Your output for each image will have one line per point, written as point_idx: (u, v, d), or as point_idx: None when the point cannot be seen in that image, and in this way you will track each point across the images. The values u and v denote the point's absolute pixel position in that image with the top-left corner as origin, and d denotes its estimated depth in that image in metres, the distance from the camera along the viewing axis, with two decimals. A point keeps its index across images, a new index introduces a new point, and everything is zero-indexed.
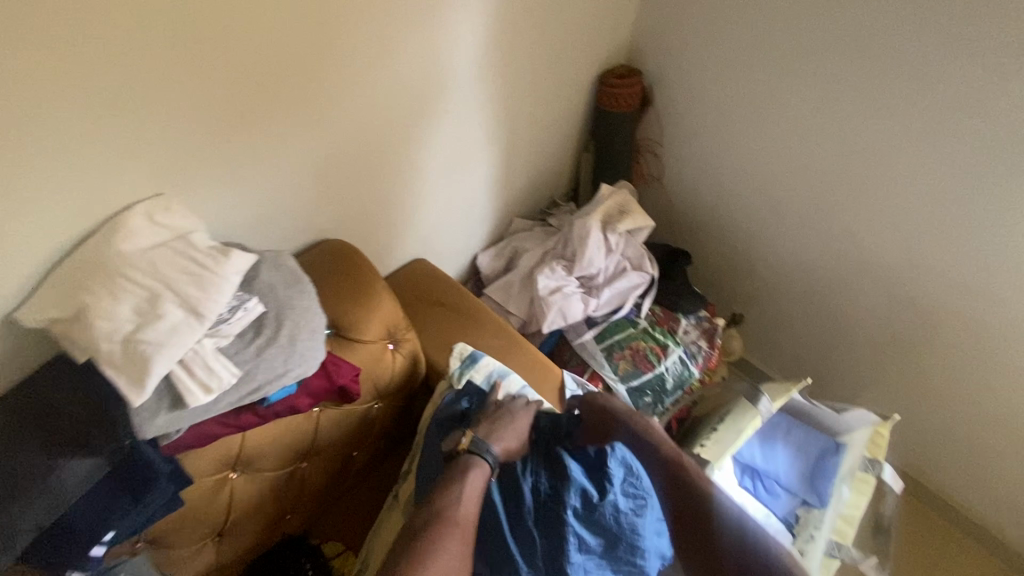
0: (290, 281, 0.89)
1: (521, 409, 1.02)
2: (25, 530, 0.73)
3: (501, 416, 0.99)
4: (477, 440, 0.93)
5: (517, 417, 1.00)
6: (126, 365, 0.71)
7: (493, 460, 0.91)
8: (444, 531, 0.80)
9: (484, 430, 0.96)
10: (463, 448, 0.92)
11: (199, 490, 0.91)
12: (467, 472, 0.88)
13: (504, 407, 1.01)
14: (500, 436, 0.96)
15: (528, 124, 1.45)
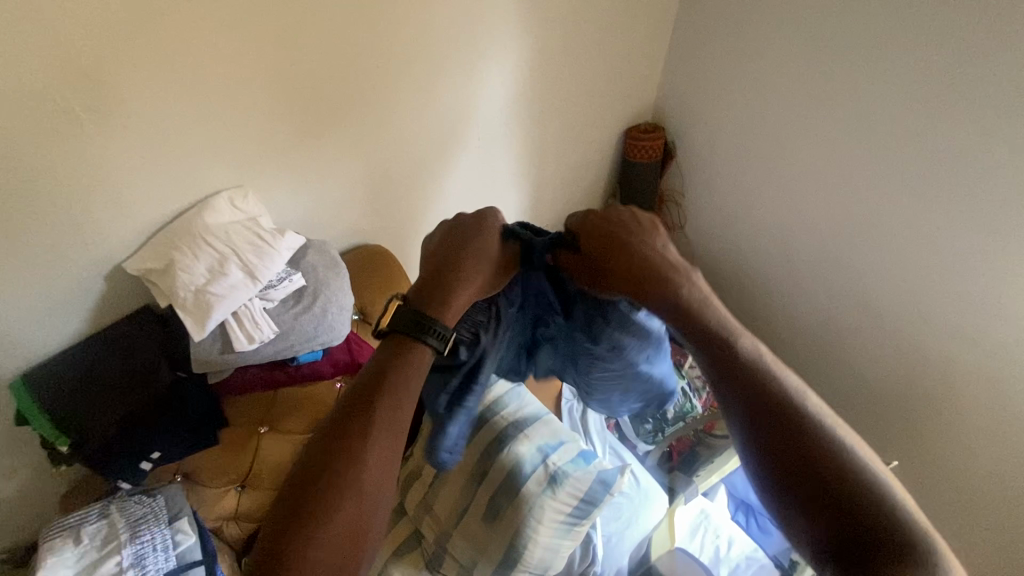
0: (330, 265, 1.07)
1: (483, 247, 0.73)
2: (95, 438, 0.91)
3: (452, 270, 0.71)
4: (413, 319, 0.67)
5: (473, 264, 0.72)
6: (194, 309, 0.90)
7: (442, 335, 0.66)
8: (365, 446, 0.60)
9: (423, 296, 0.69)
10: (397, 328, 0.67)
11: (233, 438, 1.07)
12: (393, 379, 0.64)
13: (453, 259, 0.71)
14: (459, 273, 0.71)
15: (557, 166, 1.64)
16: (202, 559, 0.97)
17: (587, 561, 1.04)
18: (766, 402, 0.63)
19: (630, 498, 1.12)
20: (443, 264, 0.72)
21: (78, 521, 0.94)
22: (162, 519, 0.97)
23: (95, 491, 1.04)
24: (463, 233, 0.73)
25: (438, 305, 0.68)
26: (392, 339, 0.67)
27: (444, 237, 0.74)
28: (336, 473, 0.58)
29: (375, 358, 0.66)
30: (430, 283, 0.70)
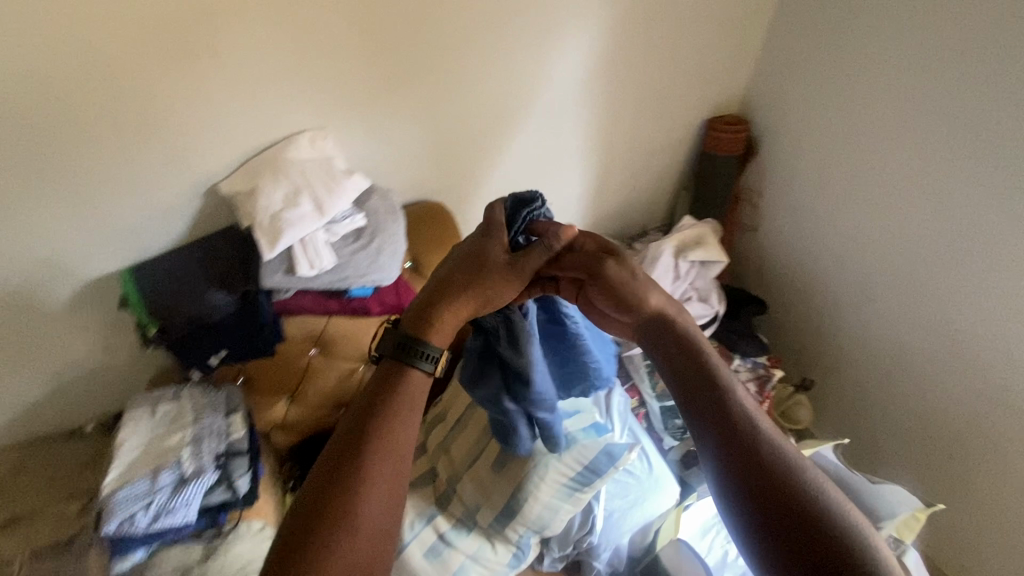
0: (389, 210, 1.16)
1: (485, 271, 0.81)
2: (177, 327, 1.07)
3: (447, 292, 0.79)
4: (403, 346, 0.73)
5: (475, 290, 0.79)
6: (269, 230, 1.02)
7: (433, 358, 0.73)
8: (372, 474, 0.63)
9: (416, 321, 0.76)
10: (391, 354, 0.73)
11: (288, 352, 1.20)
12: (385, 421, 0.66)
13: (450, 283, 0.79)
14: (451, 298, 0.78)
15: (630, 149, 1.63)
16: (246, 450, 1.11)
17: (585, 530, 1.08)
18: (738, 441, 0.64)
19: (640, 481, 1.12)
20: (439, 292, 0.79)
21: (158, 399, 1.13)
22: (220, 410, 1.13)
23: (176, 378, 1.23)
24: (472, 251, 0.83)
25: (424, 329, 0.75)
26: (384, 366, 0.73)
27: (451, 257, 0.83)
28: (339, 502, 0.61)
29: (367, 398, 0.69)
30: (423, 301, 0.78)
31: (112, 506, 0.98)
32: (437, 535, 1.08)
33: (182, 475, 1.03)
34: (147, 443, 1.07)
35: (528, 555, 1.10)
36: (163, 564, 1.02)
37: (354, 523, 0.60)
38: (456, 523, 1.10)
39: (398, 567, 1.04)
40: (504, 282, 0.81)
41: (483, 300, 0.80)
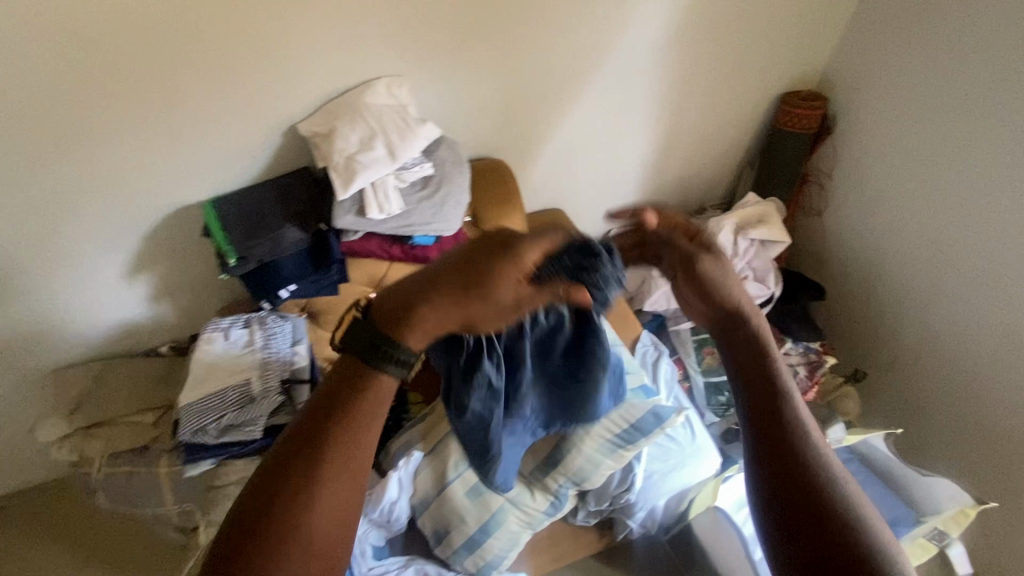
0: (456, 161, 1.18)
1: (490, 304, 0.56)
2: (252, 259, 1.12)
3: (435, 303, 0.56)
4: (366, 352, 0.56)
5: (466, 316, 0.56)
6: (343, 172, 1.06)
7: (398, 375, 0.56)
8: (316, 484, 0.52)
9: (386, 327, 0.56)
10: (349, 354, 0.56)
11: (350, 294, 1.27)
12: (350, 422, 0.54)
13: (444, 294, 0.56)
14: (434, 300, 0.56)
15: (698, 119, 1.60)
16: (308, 379, 1.17)
17: (624, 488, 1.10)
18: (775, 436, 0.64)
19: (682, 446, 1.14)
20: (426, 299, 0.56)
21: (229, 324, 1.20)
22: (286, 340, 1.20)
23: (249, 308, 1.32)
24: (499, 247, 0.56)
25: (391, 332, 0.56)
26: (344, 365, 0.57)
27: (463, 254, 0.57)
28: (278, 519, 0.51)
29: (327, 387, 0.56)
30: (410, 281, 0.58)
31: (186, 416, 1.08)
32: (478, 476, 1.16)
33: (251, 394, 1.12)
34: (218, 364, 1.15)
35: (565, 505, 1.15)
36: (231, 473, 1.11)
37: (297, 539, 0.51)
38: None
39: (442, 500, 1.16)
40: (506, 315, 0.57)
41: (466, 322, 0.57)
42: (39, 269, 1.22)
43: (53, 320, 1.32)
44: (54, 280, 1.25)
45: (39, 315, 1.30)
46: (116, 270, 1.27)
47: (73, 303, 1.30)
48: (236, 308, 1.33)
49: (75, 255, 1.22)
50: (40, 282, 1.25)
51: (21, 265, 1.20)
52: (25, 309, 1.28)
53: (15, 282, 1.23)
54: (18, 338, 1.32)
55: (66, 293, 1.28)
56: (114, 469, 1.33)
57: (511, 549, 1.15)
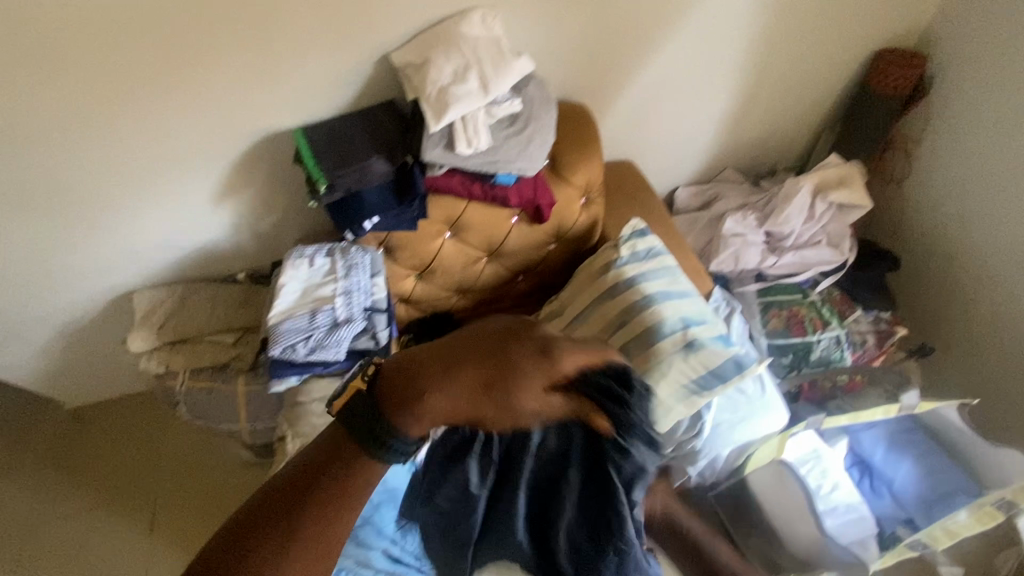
0: (544, 100, 1.17)
1: (501, 411, 0.54)
2: (340, 188, 1.15)
3: (445, 393, 0.56)
4: (370, 414, 0.58)
5: (465, 412, 0.55)
6: (435, 104, 1.06)
7: (396, 448, 0.57)
8: (281, 560, 0.55)
9: (393, 401, 0.57)
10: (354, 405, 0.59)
11: (427, 231, 1.29)
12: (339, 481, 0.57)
13: (453, 389, 0.56)
14: (443, 387, 0.56)
15: (783, 72, 1.54)
16: (384, 309, 1.23)
17: (693, 434, 1.14)
18: None
19: (750, 400, 1.18)
20: (435, 389, 0.56)
21: (313, 253, 1.24)
22: (366, 271, 1.23)
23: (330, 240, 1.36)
24: (537, 353, 0.55)
25: (396, 415, 0.57)
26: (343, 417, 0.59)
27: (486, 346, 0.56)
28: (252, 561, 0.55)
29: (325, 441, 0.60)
30: (442, 360, 0.56)
31: (278, 333, 1.14)
32: None
33: (336, 319, 1.17)
34: (304, 289, 1.20)
35: None
36: (314, 390, 1.18)
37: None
38: None
39: None
40: (517, 422, 0.55)
41: (473, 418, 0.56)
42: (135, 188, 1.28)
43: (144, 239, 1.38)
44: (149, 200, 1.31)
45: (132, 233, 1.36)
46: (205, 194, 1.32)
47: (163, 223, 1.36)
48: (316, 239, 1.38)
49: (170, 177, 1.27)
50: (136, 201, 1.30)
51: (120, 183, 1.26)
52: (120, 227, 1.34)
53: (113, 199, 1.29)
54: (112, 254, 1.39)
55: (157, 214, 1.34)
56: (194, 383, 1.42)
57: None
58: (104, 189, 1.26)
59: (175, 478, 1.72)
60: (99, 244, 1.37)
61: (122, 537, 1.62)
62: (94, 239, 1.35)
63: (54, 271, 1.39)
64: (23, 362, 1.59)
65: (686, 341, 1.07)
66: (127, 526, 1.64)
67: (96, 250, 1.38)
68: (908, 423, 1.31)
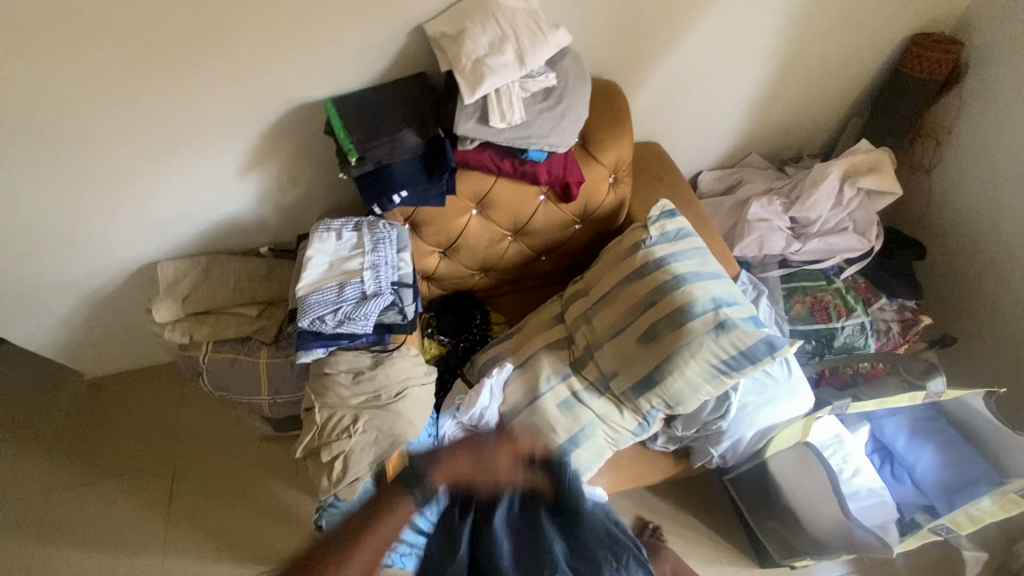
0: (578, 75, 1.15)
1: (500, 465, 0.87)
2: (371, 161, 1.14)
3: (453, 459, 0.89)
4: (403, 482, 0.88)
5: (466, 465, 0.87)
6: (470, 76, 1.05)
7: (419, 495, 0.85)
8: None
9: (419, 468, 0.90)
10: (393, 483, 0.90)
11: (454, 208, 1.28)
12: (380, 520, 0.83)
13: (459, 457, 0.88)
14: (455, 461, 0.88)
15: (814, 56, 1.51)
16: (411, 284, 1.23)
17: (719, 415, 1.14)
18: None
19: (778, 382, 1.18)
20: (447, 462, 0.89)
21: (340, 226, 1.24)
22: (393, 246, 1.23)
23: (357, 214, 1.36)
24: (513, 446, 0.91)
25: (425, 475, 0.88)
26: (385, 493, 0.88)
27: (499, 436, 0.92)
28: None
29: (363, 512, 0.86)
30: (457, 444, 0.91)
31: (306, 305, 1.14)
32: (570, 392, 1.20)
33: (364, 292, 1.17)
34: (331, 262, 1.20)
35: (650, 428, 1.18)
36: (342, 361, 1.17)
37: None
38: (588, 385, 1.20)
39: (534, 410, 1.20)
40: (497, 480, 0.86)
41: (470, 480, 0.86)
42: (163, 158, 1.28)
43: (171, 210, 1.38)
44: (176, 169, 1.30)
45: (159, 203, 1.36)
46: (232, 165, 1.32)
47: (189, 194, 1.36)
48: (342, 214, 1.38)
49: (197, 147, 1.27)
50: (163, 171, 1.30)
51: (149, 151, 1.26)
52: (147, 197, 1.34)
53: (141, 168, 1.28)
54: (138, 224, 1.40)
55: (184, 185, 1.34)
56: (218, 354, 1.41)
57: (596, 462, 1.19)
58: (132, 157, 1.26)
59: (195, 450, 1.74)
60: (125, 214, 1.37)
61: (144, 506, 1.64)
62: (121, 208, 1.35)
63: (81, 240, 1.39)
64: (47, 331, 1.60)
65: (718, 320, 1.06)
66: (149, 495, 1.66)
67: (123, 220, 1.38)
68: (929, 411, 1.32)
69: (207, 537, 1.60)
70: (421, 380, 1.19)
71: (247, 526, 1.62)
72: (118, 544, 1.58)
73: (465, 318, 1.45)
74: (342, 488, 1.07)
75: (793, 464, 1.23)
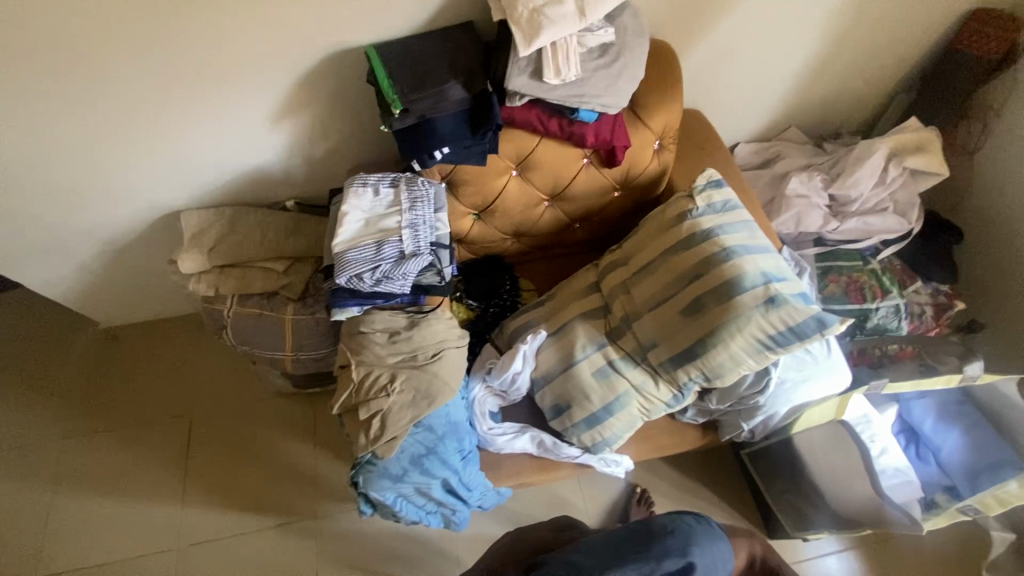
0: (637, 32, 1.11)
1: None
2: (415, 114, 1.09)
3: None
4: None
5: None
6: (525, 26, 0.99)
7: None
8: None
9: None
10: None
11: (493, 169, 1.24)
12: None
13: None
14: None
15: (869, 27, 1.45)
16: (448, 245, 1.20)
17: (756, 390, 1.14)
18: None
19: (817, 360, 1.19)
20: None
21: (376, 182, 1.20)
22: (431, 205, 1.19)
23: (390, 171, 1.32)
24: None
25: None
26: None
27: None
28: None
29: None
30: None
31: (343, 262, 1.11)
32: (606, 361, 1.19)
33: (402, 252, 1.14)
34: (366, 219, 1.16)
35: (685, 400, 1.18)
36: (376, 321, 1.15)
37: None
38: (625, 355, 1.19)
39: (568, 377, 1.20)
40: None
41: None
42: (192, 101, 1.22)
43: (196, 157, 1.33)
44: (205, 114, 1.25)
45: (185, 150, 1.31)
46: (263, 112, 1.26)
47: (216, 141, 1.31)
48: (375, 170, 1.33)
49: (228, 91, 1.21)
50: (191, 115, 1.24)
51: (176, 94, 1.20)
52: (173, 142, 1.29)
53: (169, 112, 1.23)
54: (162, 171, 1.35)
55: (212, 132, 1.28)
56: (244, 309, 1.39)
57: (627, 431, 1.19)
58: (159, 100, 1.20)
59: (211, 404, 1.73)
60: (150, 159, 1.32)
61: (164, 457, 1.65)
62: (145, 153, 1.30)
63: (101, 186, 1.34)
64: (64, 277, 1.56)
65: (768, 295, 1.05)
66: (165, 447, 1.66)
67: (147, 166, 1.33)
68: (955, 393, 1.31)
69: (226, 490, 1.61)
70: (457, 343, 1.17)
71: (267, 480, 1.63)
72: (137, 492, 1.60)
73: (495, 283, 1.42)
74: (380, 446, 1.06)
75: (822, 440, 1.24)
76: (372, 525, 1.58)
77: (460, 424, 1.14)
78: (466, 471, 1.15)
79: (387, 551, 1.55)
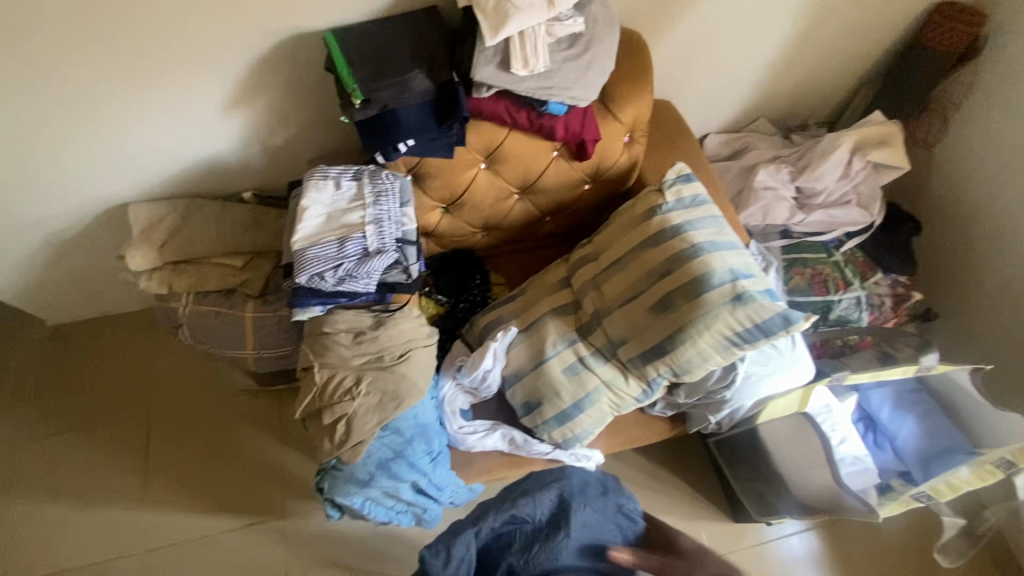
0: (608, 21, 1.08)
1: None
2: (378, 103, 1.04)
3: None
4: None
5: None
6: (492, 15, 0.95)
7: None
8: None
9: None
10: None
11: (461, 162, 1.20)
12: None
13: None
14: None
15: (836, 20, 1.45)
16: (415, 241, 1.16)
17: (724, 384, 1.16)
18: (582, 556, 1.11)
19: (782, 354, 1.21)
20: None
21: (338, 174, 1.14)
22: (397, 200, 1.14)
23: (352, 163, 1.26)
24: None
25: None
26: None
27: None
28: None
29: None
30: None
31: (304, 260, 1.06)
32: (576, 357, 1.18)
33: (366, 249, 1.09)
34: (328, 214, 1.11)
35: (654, 396, 1.18)
36: (340, 320, 1.11)
37: None
38: (594, 351, 1.18)
39: (538, 374, 1.19)
40: None
41: None
42: (136, 88, 1.13)
43: (143, 147, 1.25)
44: (150, 102, 1.16)
45: (131, 139, 1.23)
46: (213, 100, 1.19)
47: (165, 131, 1.23)
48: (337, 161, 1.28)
49: (175, 78, 1.13)
50: (135, 103, 1.16)
51: (116, 81, 1.11)
52: (117, 132, 1.21)
53: (110, 99, 1.14)
54: (106, 161, 1.26)
55: (159, 121, 1.20)
56: (200, 307, 1.33)
57: (598, 426, 1.19)
58: (98, 86, 1.11)
59: (169, 403, 1.66)
60: (92, 149, 1.23)
61: (121, 459, 1.58)
62: (85, 143, 1.21)
63: (38, 177, 1.25)
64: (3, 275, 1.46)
65: (736, 292, 1.05)
66: (120, 449, 1.59)
67: (89, 156, 1.24)
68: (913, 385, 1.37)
69: (187, 491, 1.56)
70: (425, 342, 1.14)
71: (229, 481, 1.58)
72: (91, 497, 1.53)
73: (465, 277, 1.39)
74: (346, 451, 1.03)
75: (785, 432, 1.26)
76: (342, 523, 1.55)
77: (428, 426, 1.12)
78: (434, 472, 1.13)
79: (357, 549, 1.53)
